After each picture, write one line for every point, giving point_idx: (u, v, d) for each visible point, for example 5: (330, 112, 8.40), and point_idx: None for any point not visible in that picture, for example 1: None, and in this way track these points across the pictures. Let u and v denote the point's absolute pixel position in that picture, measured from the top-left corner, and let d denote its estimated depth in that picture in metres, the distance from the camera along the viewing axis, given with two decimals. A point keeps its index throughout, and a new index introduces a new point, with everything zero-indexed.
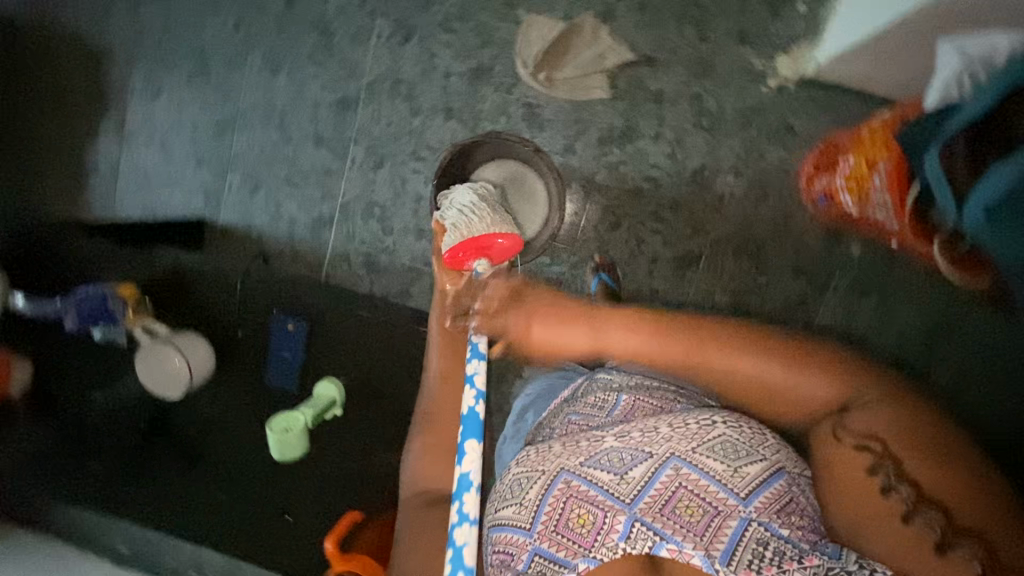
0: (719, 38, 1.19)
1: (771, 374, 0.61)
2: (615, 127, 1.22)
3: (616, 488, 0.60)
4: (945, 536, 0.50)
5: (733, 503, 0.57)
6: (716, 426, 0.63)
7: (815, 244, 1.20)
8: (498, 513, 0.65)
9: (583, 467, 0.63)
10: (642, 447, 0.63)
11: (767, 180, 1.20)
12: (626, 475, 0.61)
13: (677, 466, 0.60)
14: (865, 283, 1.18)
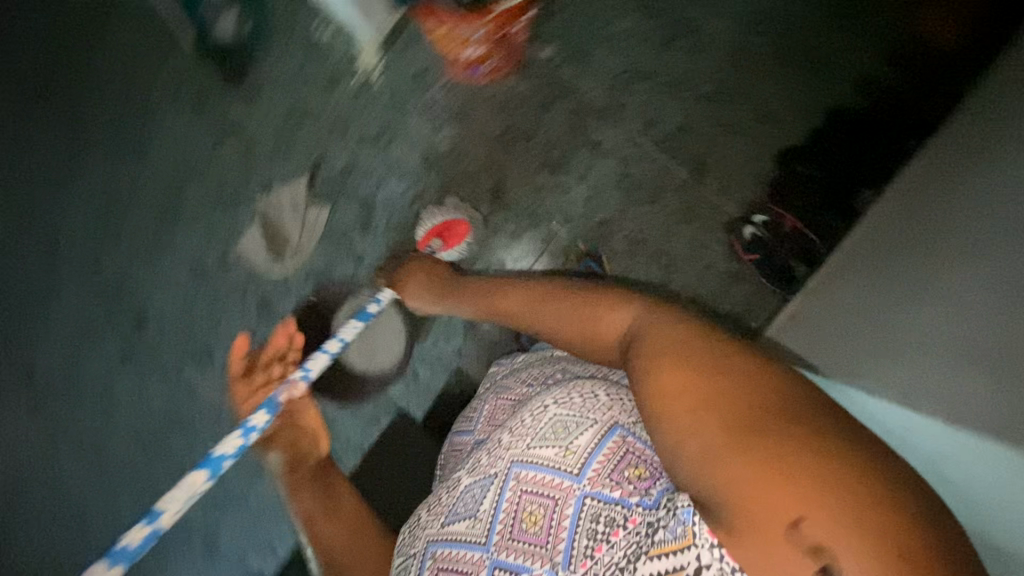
0: (323, 97, 1.32)
1: (597, 312, 0.89)
2: (357, 211, 1.33)
3: (475, 534, 0.76)
4: (756, 432, 0.59)
5: (568, 486, 0.73)
6: (548, 409, 0.79)
7: (528, 81, 1.32)
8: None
9: (445, 528, 0.80)
10: (489, 471, 0.79)
11: (456, 105, 1.32)
12: (478, 516, 0.77)
13: (514, 475, 0.76)
14: (579, 50, 1.31)
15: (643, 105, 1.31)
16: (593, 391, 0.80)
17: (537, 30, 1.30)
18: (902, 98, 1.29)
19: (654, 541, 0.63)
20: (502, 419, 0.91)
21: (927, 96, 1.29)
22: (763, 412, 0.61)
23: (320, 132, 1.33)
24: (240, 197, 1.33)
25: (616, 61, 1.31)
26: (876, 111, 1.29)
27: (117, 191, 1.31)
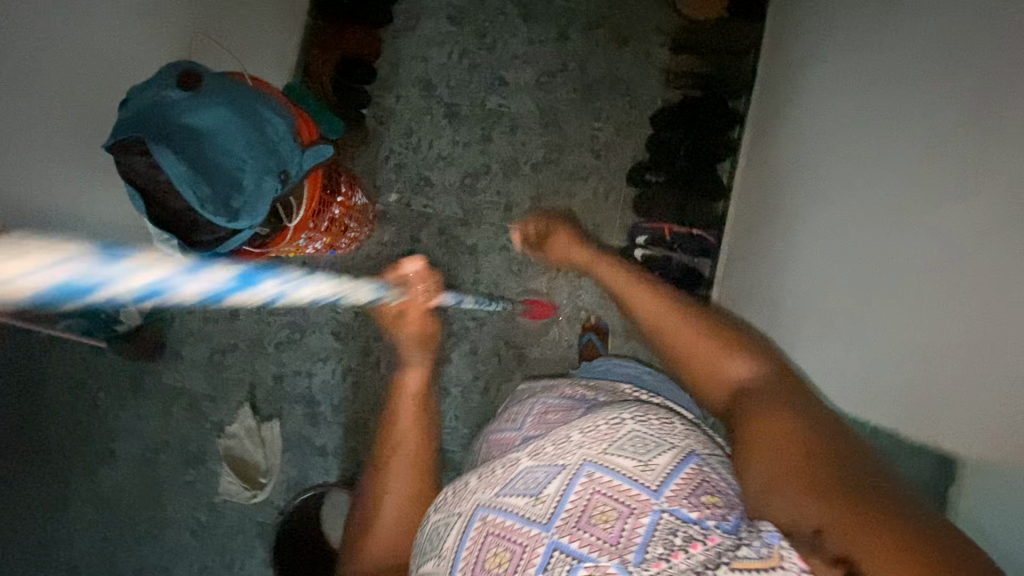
0: (231, 330, 1.43)
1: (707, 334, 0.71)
2: (302, 411, 1.40)
3: (531, 512, 0.56)
4: (838, 493, 0.49)
5: (645, 499, 0.53)
6: (625, 422, 0.60)
7: (389, 228, 1.41)
8: (424, 567, 0.61)
9: (501, 497, 0.58)
10: (556, 457, 0.59)
11: (339, 279, 1.41)
12: (540, 494, 0.56)
13: (590, 472, 0.56)
14: (418, 182, 1.41)
15: (494, 195, 1.38)
16: (672, 418, 0.62)
17: (377, 183, 1.41)
18: (712, 68, 1.30)
19: (734, 554, 0.46)
20: (553, 421, 0.71)
21: (736, 54, 1.28)
22: (840, 473, 0.51)
23: (244, 358, 1.42)
24: (204, 447, 1.42)
25: (453, 173, 1.40)
26: (695, 93, 1.31)
27: (111, 492, 1.44)
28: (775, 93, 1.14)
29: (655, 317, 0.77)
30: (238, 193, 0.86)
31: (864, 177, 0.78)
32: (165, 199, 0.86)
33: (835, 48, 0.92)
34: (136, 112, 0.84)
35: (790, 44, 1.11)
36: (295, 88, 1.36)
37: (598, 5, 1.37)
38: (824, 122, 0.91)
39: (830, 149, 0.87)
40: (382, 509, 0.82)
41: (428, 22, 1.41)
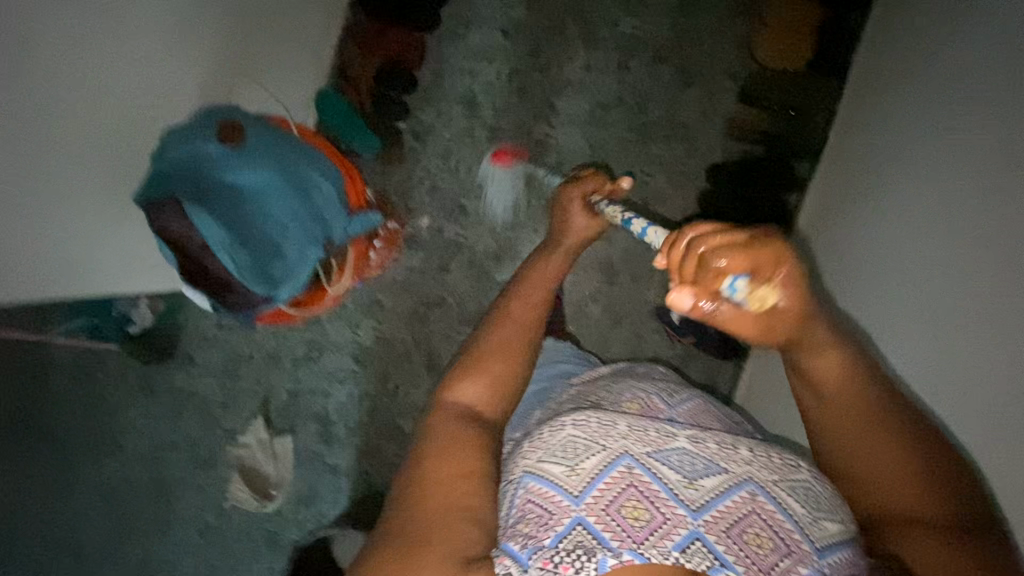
0: (247, 341, 1.40)
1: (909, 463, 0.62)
2: (314, 428, 1.39)
3: (683, 491, 0.61)
4: None
5: (806, 548, 0.58)
6: (799, 469, 0.65)
7: (417, 251, 1.35)
8: (540, 461, 0.65)
9: (652, 455, 0.64)
10: (717, 461, 0.65)
11: (363, 300, 1.37)
12: (694, 482, 0.62)
13: (755, 493, 0.61)
14: (453, 207, 1.33)
15: (532, 232, 1.31)
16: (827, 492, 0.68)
17: (409, 204, 1.34)
18: (781, 129, 1.21)
19: None
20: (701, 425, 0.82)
21: (808, 114, 1.20)
22: None
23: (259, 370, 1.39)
24: (215, 453, 1.41)
25: (490, 204, 1.32)
26: (757, 151, 1.23)
27: (118, 486, 1.44)
28: (848, 175, 1.08)
29: (869, 442, 0.64)
30: (281, 260, 0.80)
31: (966, 290, 0.72)
32: (200, 258, 0.79)
33: (923, 138, 0.86)
34: (170, 166, 0.76)
35: (867, 124, 1.06)
36: (329, 95, 1.27)
37: (665, 36, 1.25)
38: (913, 224, 0.85)
39: (924, 252, 0.81)
40: (497, 340, 0.82)
41: (478, 32, 1.29)
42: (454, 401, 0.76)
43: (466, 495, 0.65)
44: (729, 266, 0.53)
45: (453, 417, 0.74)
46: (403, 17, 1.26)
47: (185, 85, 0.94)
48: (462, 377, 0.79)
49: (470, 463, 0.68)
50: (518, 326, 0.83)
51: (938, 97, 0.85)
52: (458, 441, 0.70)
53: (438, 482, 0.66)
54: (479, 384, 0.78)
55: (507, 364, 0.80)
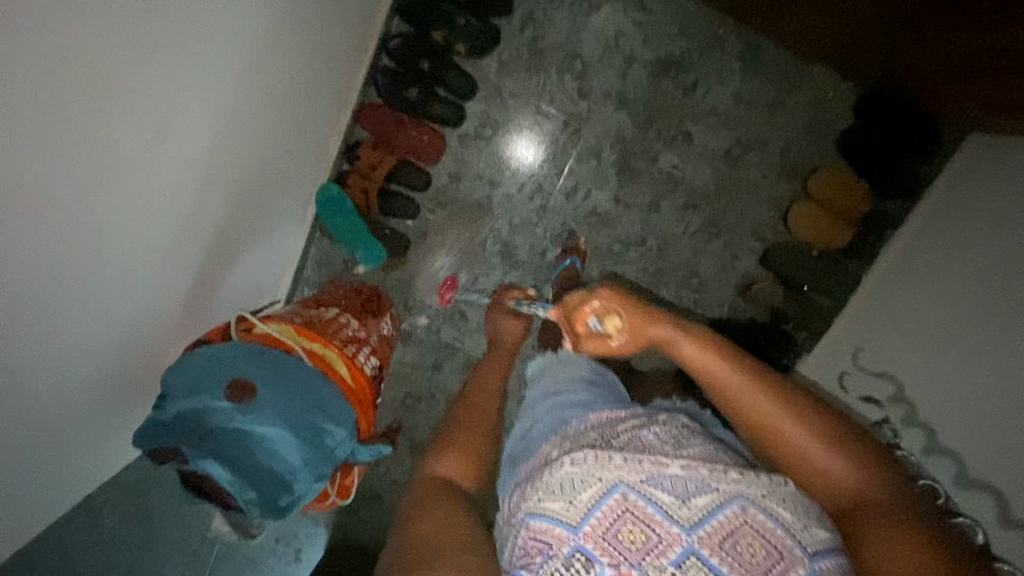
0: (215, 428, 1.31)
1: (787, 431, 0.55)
2: None
3: (676, 511, 0.50)
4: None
5: (796, 553, 0.48)
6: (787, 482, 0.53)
7: (410, 352, 1.30)
8: (539, 499, 0.54)
9: (651, 483, 0.52)
10: (706, 476, 0.52)
11: None
12: (687, 501, 0.51)
13: (744, 506, 0.50)
14: (453, 313, 1.28)
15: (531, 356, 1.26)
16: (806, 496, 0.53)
17: (408, 305, 1.26)
18: (792, 305, 1.20)
19: None
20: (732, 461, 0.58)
21: (821, 293, 1.19)
22: None
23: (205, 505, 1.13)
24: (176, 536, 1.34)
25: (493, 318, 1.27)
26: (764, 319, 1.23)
27: None
28: (844, 385, 1.09)
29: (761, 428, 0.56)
30: (275, 477, 0.74)
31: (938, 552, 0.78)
32: (209, 488, 0.76)
33: (936, 389, 0.90)
34: (175, 417, 0.72)
35: (882, 340, 1.05)
36: (332, 192, 1.15)
37: (703, 183, 1.17)
38: (936, 414, 0.88)
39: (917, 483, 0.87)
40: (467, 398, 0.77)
41: (504, 138, 1.17)
42: (431, 473, 0.64)
43: (446, 530, 0.54)
44: (584, 311, 0.69)
45: (440, 484, 0.62)
46: (422, 112, 1.13)
47: (198, 219, 0.82)
48: (453, 442, 0.68)
49: (449, 513, 0.56)
50: (488, 403, 0.76)
51: (959, 365, 0.88)
52: (434, 500, 0.59)
53: (417, 520, 0.56)
54: (461, 452, 0.67)
55: (482, 424, 0.72)
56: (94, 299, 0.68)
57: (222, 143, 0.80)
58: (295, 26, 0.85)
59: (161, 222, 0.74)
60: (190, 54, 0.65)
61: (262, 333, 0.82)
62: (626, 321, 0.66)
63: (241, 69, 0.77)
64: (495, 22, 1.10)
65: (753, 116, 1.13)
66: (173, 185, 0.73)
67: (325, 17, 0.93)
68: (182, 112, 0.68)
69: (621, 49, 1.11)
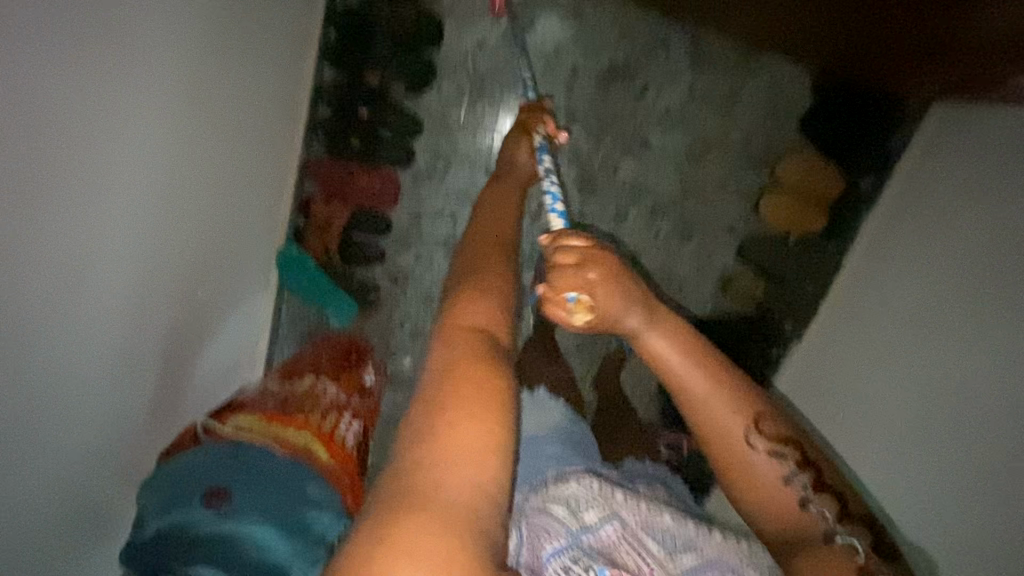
0: None
1: (737, 435, 0.55)
2: None
3: (664, 561, 0.52)
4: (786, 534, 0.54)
5: None
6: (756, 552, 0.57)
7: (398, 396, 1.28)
8: (548, 501, 0.56)
9: (646, 527, 0.55)
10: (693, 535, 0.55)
11: None
12: (674, 554, 0.53)
13: (723, 571, 0.52)
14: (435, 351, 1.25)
15: None
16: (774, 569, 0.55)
17: (387, 350, 1.24)
18: (773, 296, 1.18)
19: None
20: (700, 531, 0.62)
21: (805, 282, 1.15)
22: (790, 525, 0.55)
23: None
24: None
25: None
26: (749, 313, 1.20)
27: None
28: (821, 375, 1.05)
29: (712, 419, 0.56)
30: (264, 552, 0.70)
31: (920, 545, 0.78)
32: None
33: (906, 374, 0.88)
34: (159, 533, 0.70)
35: (860, 322, 1.01)
36: (291, 254, 1.11)
37: (669, 186, 1.14)
38: (906, 402, 0.86)
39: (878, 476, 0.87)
40: (474, 251, 0.63)
41: (459, 171, 1.13)
42: (461, 322, 0.52)
43: (474, 421, 0.43)
44: (567, 283, 0.53)
45: (469, 339, 0.50)
46: (370, 158, 1.09)
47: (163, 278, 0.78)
48: (475, 295, 0.55)
49: (484, 405, 0.44)
50: (498, 258, 0.62)
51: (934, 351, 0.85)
52: (472, 366, 0.47)
53: (452, 422, 0.42)
54: (493, 301, 0.55)
55: (504, 286, 0.58)
56: (50, 451, 0.63)
57: (164, 248, 0.77)
58: (222, 111, 0.82)
59: (116, 346, 0.71)
60: (103, 177, 0.62)
61: (234, 427, 0.83)
62: (604, 302, 0.53)
63: (169, 171, 0.74)
64: (430, 54, 1.05)
65: (709, 112, 1.09)
66: (119, 305, 0.70)
67: (254, 89, 0.89)
68: (111, 233, 0.65)
69: (564, 63, 1.06)
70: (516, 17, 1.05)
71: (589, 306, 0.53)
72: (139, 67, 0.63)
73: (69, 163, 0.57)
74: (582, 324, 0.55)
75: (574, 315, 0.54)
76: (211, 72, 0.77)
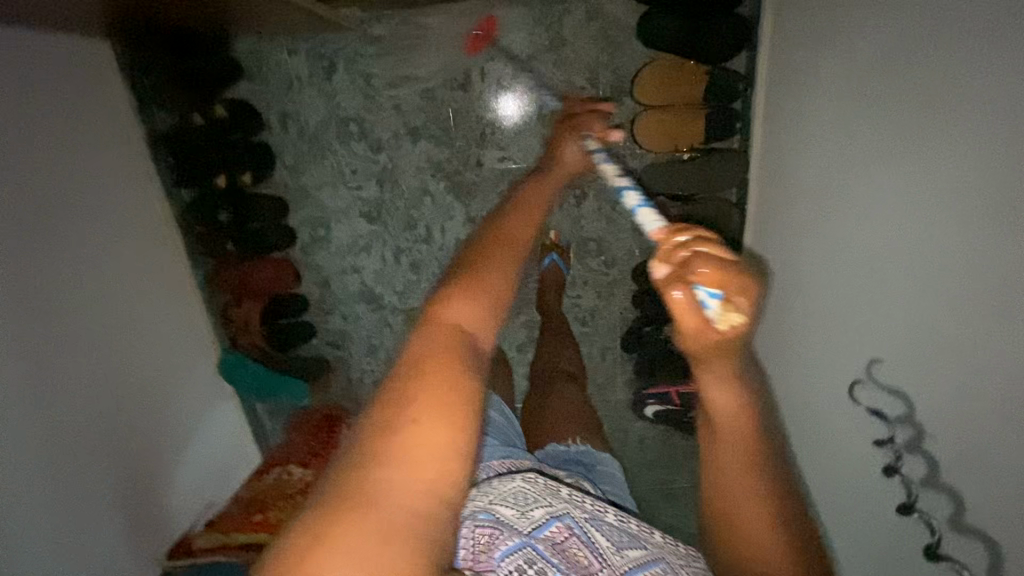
0: None
1: (767, 523, 0.43)
2: None
3: (611, 554, 0.49)
4: None
5: None
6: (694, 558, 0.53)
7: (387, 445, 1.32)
8: (491, 501, 0.53)
9: (590, 524, 0.52)
10: (637, 533, 0.53)
11: None
12: (621, 550, 0.50)
13: (665, 569, 0.49)
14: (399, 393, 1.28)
15: None
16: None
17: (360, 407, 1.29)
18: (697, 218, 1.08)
19: None
20: None
21: (716, 189, 1.05)
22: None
23: None
24: None
25: None
26: None
27: None
28: (768, 297, 0.96)
29: (744, 484, 0.43)
30: None
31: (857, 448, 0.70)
32: None
33: (829, 266, 0.75)
34: None
35: (792, 219, 0.88)
36: (230, 361, 1.18)
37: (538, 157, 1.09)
38: (833, 299, 0.74)
39: (826, 389, 0.77)
40: (488, 236, 0.54)
41: (340, 228, 1.15)
42: (439, 315, 0.44)
43: (430, 449, 0.36)
44: (712, 273, 0.35)
45: (448, 332, 0.42)
46: (257, 249, 1.12)
47: (83, 421, 0.83)
48: (467, 284, 0.47)
49: (449, 429, 0.37)
50: (509, 245, 0.53)
51: (848, 228, 0.71)
52: (442, 368, 0.39)
53: (414, 422, 0.37)
54: (484, 299, 0.46)
55: (507, 274, 0.49)
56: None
57: (61, 422, 0.79)
58: (71, 276, 0.84)
59: (54, 520, 0.77)
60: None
61: (197, 549, 0.90)
62: (754, 322, 0.37)
63: (38, 356, 0.77)
64: (261, 134, 1.07)
65: (542, 68, 1.03)
66: (36, 490, 0.74)
67: (97, 215, 0.91)
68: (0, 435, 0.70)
69: (380, 88, 1.05)
70: (315, 67, 1.04)
71: (719, 315, 0.36)
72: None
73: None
74: (687, 327, 0.37)
75: (696, 315, 0.36)
76: (35, 246, 0.79)
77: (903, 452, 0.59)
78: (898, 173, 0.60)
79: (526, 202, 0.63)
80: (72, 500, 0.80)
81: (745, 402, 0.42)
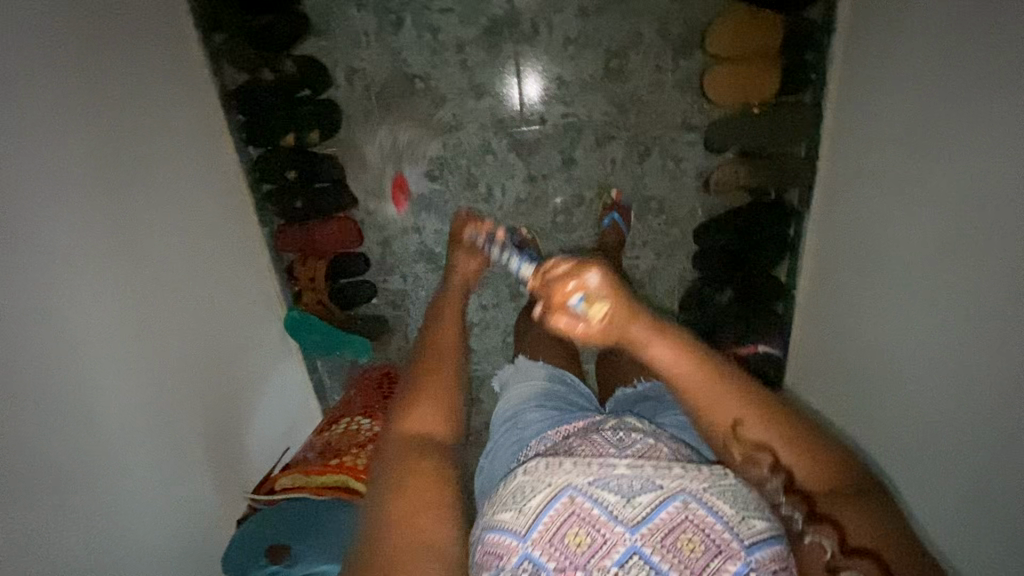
0: None
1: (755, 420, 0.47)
2: None
3: (618, 510, 0.43)
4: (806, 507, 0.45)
5: (734, 546, 0.41)
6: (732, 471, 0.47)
7: None
8: (494, 511, 0.47)
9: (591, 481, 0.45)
10: (648, 466, 0.46)
11: None
12: (629, 498, 0.44)
13: (685, 501, 0.43)
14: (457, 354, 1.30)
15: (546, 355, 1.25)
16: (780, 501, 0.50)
17: None
18: (769, 175, 1.05)
19: None
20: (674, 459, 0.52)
21: (790, 142, 1.03)
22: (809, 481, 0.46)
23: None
24: None
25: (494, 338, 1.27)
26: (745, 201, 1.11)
27: None
28: (847, 246, 0.95)
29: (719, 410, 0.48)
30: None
31: (959, 391, 0.67)
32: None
33: (927, 206, 0.73)
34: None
35: (869, 169, 0.88)
36: (296, 318, 1.22)
37: (603, 113, 1.08)
38: (925, 242, 0.74)
39: (921, 335, 0.75)
40: (432, 360, 0.64)
41: (402, 186, 1.16)
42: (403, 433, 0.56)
43: (413, 516, 0.47)
44: (563, 283, 0.47)
45: (411, 445, 0.54)
46: (324, 211, 1.14)
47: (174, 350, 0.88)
48: (412, 404, 0.58)
49: (429, 491, 0.49)
50: (440, 364, 0.63)
51: (943, 170, 0.70)
52: (413, 469, 0.51)
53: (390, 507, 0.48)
54: (429, 407, 0.58)
55: (448, 386, 0.60)
56: (113, 548, 0.74)
57: (155, 352, 0.84)
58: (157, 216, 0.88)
59: (155, 438, 0.82)
60: (55, 321, 0.68)
61: (278, 489, 0.93)
62: (618, 299, 0.47)
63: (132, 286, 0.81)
64: (329, 91, 1.09)
65: (609, 20, 1.03)
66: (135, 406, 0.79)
67: (177, 157, 0.95)
68: (102, 350, 0.75)
69: (445, 42, 1.05)
70: (382, 22, 1.05)
71: (598, 309, 0.47)
72: (48, 215, 0.70)
73: (25, 313, 0.65)
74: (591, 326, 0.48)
75: (580, 315, 0.47)
76: (123, 186, 0.82)
77: (1008, 383, 0.59)
78: (997, 102, 0.61)
79: (437, 320, 0.72)
80: (169, 422, 0.85)
81: (668, 334, 0.48)
